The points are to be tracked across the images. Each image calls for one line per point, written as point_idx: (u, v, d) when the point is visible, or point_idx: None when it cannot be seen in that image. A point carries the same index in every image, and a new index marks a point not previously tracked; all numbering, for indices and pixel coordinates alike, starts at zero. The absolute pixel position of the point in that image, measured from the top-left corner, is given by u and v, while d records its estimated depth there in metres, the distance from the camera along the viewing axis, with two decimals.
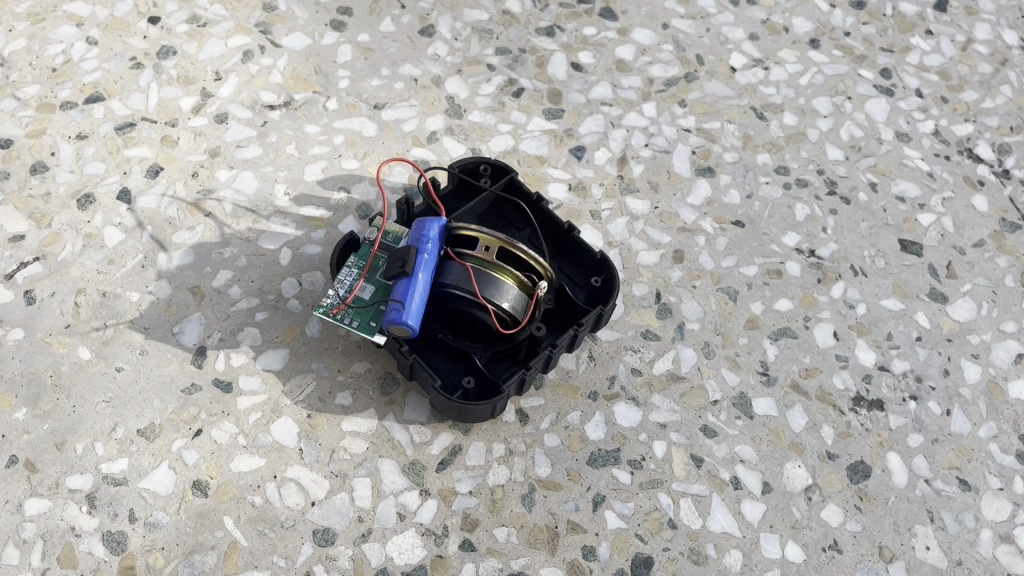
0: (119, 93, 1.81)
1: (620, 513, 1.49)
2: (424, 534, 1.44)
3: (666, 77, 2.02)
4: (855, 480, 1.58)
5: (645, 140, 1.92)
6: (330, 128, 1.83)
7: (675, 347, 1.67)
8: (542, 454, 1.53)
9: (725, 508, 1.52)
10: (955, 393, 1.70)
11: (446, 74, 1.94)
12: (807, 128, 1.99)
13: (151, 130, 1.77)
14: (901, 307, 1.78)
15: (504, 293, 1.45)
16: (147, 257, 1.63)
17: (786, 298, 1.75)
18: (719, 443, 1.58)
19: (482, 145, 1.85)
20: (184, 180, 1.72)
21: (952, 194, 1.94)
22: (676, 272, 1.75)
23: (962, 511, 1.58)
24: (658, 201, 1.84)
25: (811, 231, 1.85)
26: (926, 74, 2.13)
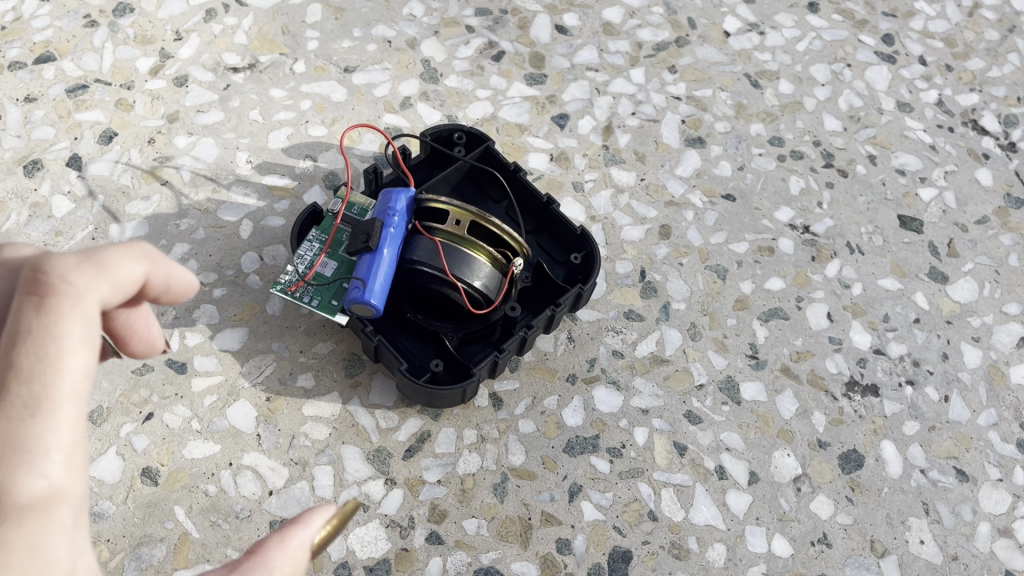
0: (72, 53, 1.70)
1: (597, 504, 1.41)
2: (389, 526, 1.36)
3: (656, 41, 1.91)
4: (847, 470, 1.50)
5: (632, 108, 1.81)
6: (297, 93, 1.72)
7: (660, 328, 1.57)
8: (516, 442, 1.45)
9: (709, 499, 1.44)
10: (953, 377, 1.61)
11: (421, 36, 1.83)
12: (803, 97, 1.89)
13: (104, 93, 1.66)
14: (899, 287, 1.69)
15: (476, 271, 1.35)
16: (98, 228, 1.53)
17: (778, 277, 1.66)
18: (705, 431, 1.49)
19: (458, 112, 1.75)
20: (140, 147, 1.62)
21: (955, 167, 1.84)
22: (662, 249, 1.66)
23: (959, 503, 1.50)
24: (644, 173, 1.74)
25: (806, 205, 1.75)
26: (930, 41, 2.02)
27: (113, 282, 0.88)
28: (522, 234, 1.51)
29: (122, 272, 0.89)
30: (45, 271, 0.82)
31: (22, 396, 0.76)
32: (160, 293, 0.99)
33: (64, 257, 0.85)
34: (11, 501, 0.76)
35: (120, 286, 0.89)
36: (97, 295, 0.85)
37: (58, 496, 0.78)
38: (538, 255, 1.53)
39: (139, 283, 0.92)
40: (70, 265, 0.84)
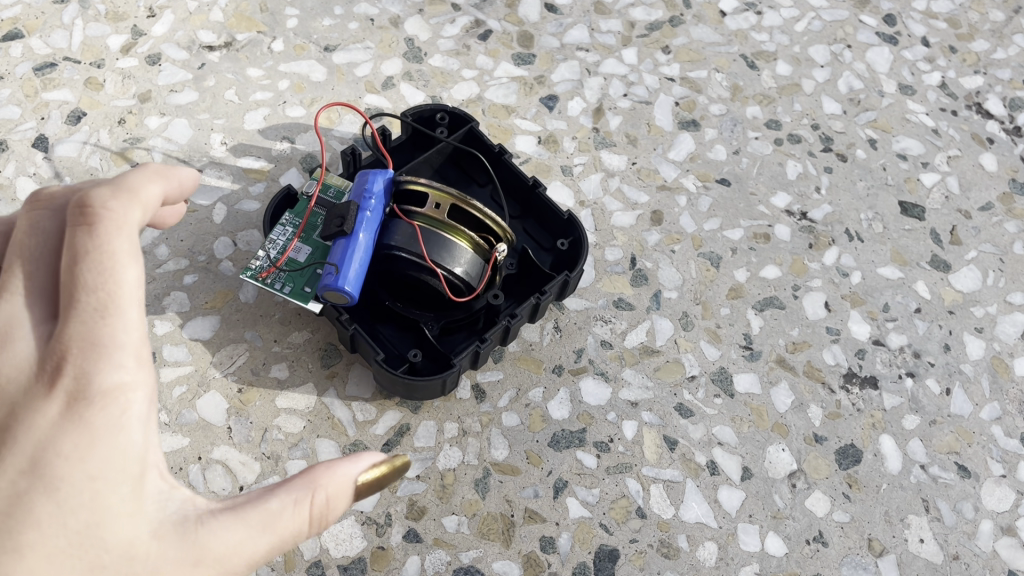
0: (40, 30, 1.64)
1: (583, 501, 1.35)
2: (364, 523, 1.30)
3: (649, 21, 1.84)
4: (844, 466, 1.44)
5: (624, 89, 1.75)
6: (275, 72, 1.66)
7: (650, 317, 1.51)
8: (499, 435, 1.38)
9: (700, 496, 1.38)
10: (955, 369, 1.55)
11: (405, 14, 1.77)
12: (802, 79, 1.82)
13: (74, 71, 1.60)
14: (899, 275, 1.62)
15: (457, 257, 1.28)
16: None
17: (773, 265, 1.60)
18: (696, 424, 1.43)
19: (442, 93, 1.68)
20: (109, 128, 1.55)
21: (959, 152, 1.77)
22: (653, 235, 1.59)
23: (960, 500, 1.44)
24: (636, 156, 1.67)
25: (804, 190, 1.69)
26: (933, 21, 1.95)
27: (145, 203, 0.88)
28: (507, 219, 1.45)
29: (150, 192, 0.89)
30: (87, 199, 0.84)
31: (91, 303, 0.80)
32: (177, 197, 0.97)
33: (101, 187, 0.85)
34: (90, 393, 0.79)
35: (149, 208, 0.89)
36: (136, 220, 0.86)
37: (127, 393, 0.81)
38: (523, 241, 1.47)
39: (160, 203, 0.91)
40: (112, 193, 0.85)
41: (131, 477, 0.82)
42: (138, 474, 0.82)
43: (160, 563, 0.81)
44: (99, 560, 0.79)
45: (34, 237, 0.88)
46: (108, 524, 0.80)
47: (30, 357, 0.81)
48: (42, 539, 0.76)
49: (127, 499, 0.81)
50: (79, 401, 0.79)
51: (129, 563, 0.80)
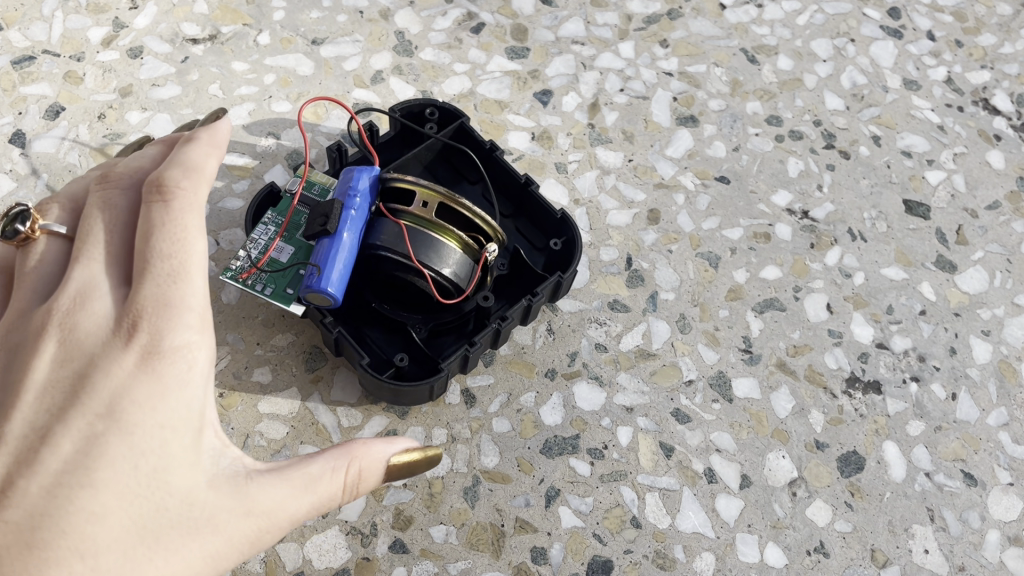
0: (19, 23, 1.59)
1: (576, 510, 1.30)
2: (349, 533, 1.25)
3: (646, 14, 1.79)
4: (846, 473, 1.39)
5: (621, 84, 1.70)
6: (261, 66, 1.61)
7: (646, 320, 1.47)
8: (490, 442, 1.34)
9: (697, 504, 1.33)
10: (961, 374, 1.50)
11: (396, 6, 1.72)
12: (803, 74, 1.77)
13: (53, 65, 1.55)
14: (904, 276, 1.57)
15: (445, 258, 1.24)
16: None
17: (774, 265, 1.55)
18: (693, 431, 1.39)
19: (433, 87, 1.64)
20: (89, 123, 1.51)
21: (965, 149, 1.72)
22: (650, 235, 1.54)
23: (966, 510, 1.39)
24: (632, 153, 1.62)
25: (805, 188, 1.64)
26: (939, 14, 1.89)
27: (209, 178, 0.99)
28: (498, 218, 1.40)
29: (211, 167, 1.00)
30: (163, 178, 0.96)
31: (164, 269, 0.90)
32: None
33: (172, 167, 0.97)
34: (162, 348, 0.88)
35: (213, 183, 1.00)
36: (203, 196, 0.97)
37: (193, 350, 0.89)
38: (515, 240, 1.43)
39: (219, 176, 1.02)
40: (182, 172, 0.97)
41: (193, 428, 0.89)
42: (198, 425, 0.90)
43: (216, 509, 0.89)
44: (164, 502, 0.86)
45: (113, 211, 1.01)
46: (171, 468, 0.87)
47: (108, 315, 0.90)
48: (115, 477, 0.83)
49: (189, 449, 0.89)
50: (152, 355, 0.87)
51: (189, 507, 0.88)
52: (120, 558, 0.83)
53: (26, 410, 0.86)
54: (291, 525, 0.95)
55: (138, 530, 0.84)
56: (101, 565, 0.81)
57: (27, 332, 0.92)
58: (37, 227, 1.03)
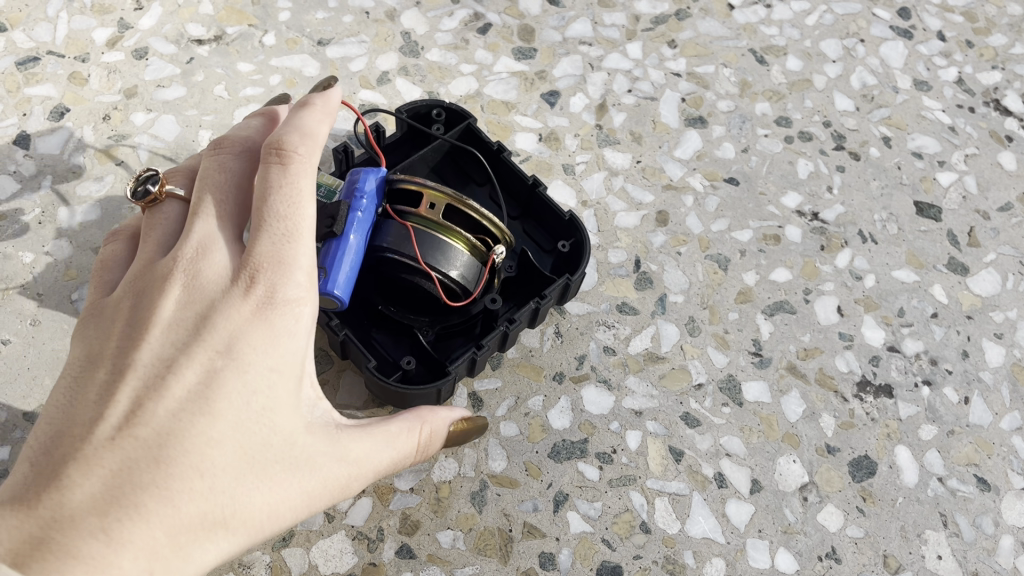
0: (23, 23, 1.58)
1: (585, 515, 1.29)
2: (355, 538, 1.24)
3: (654, 14, 1.78)
4: (858, 478, 1.37)
5: (628, 85, 1.68)
6: (266, 67, 1.60)
7: (655, 322, 1.45)
8: (497, 446, 1.32)
9: (707, 510, 1.32)
10: (974, 377, 1.49)
11: (402, 7, 1.71)
12: (813, 74, 1.75)
13: (57, 66, 1.54)
14: (915, 279, 1.56)
15: (453, 260, 1.23)
16: (45, 212, 1.41)
17: (784, 267, 1.53)
18: (703, 435, 1.37)
19: (440, 88, 1.62)
20: (94, 124, 1.50)
21: (977, 150, 1.70)
22: (659, 236, 1.53)
23: (979, 515, 1.38)
24: (640, 154, 1.61)
25: (815, 190, 1.62)
26: (950, 14, 1.87)
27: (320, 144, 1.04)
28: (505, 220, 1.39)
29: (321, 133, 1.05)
30: (281, 143, 1.00)
31: (280, 228, 0.95)
32: None
33: (290, 133, 1.02)
34: (276, 300, 0.93)
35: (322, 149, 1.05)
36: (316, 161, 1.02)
37: (300, 305, 0.94)
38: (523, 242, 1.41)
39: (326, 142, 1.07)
40: (299, 138, 1.01)
41: (295, 375, 0.94)
42: (299, 374, 0.95)
43: (314, 452, 0.94)
44: (271, 438, 0.91)
45: (227, 174, 1.04)
46: (277, 410, 0.92)
47: (225, 268, 0.95)
48: (230, 410, 0.89)
49: (292, 393, 0.94)
50: (267, 306, 0.93)
51: (291, 447, 0.92)
52: (232, 483, 0.87)
53: (151, 341, 0.91)
54: (372, 476, 1.01)
55: (248, 461, 0.89)
56: (217, 486, 0.86)
57: (150, 275, 0.97)
58: (161, 190, 1.05)
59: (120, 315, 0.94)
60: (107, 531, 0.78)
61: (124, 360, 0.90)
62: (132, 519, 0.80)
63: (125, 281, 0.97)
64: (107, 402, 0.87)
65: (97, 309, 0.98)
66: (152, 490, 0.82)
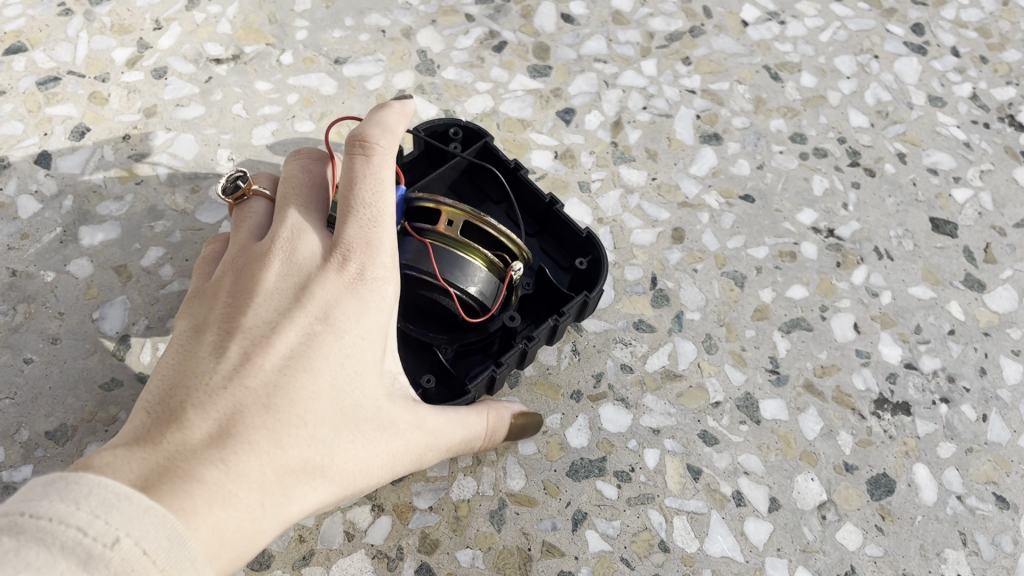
0: (44, 43, 1.60)
1: (603, 534, 1.29)
2: (375, 557, 1.24)
3: (669, 31, 1.78)
4: (876, 496, 1.37)
5: (643, 102, 1.69)
6: (284, 85, 1.61)
7: (672, 340, 1.46)
8: (516, 464, 1.33)
9: (726, 528, 1.32)
10: (992, 395, 1.48)
11: (418, 25, 1.72)
12: (827, 91, 1.76)
13: (77, 86, 1.56)
14: (932, 295, 1.56)
15: (471, 277, 1.23)
16: (67, 231, 1.42)
17: (800, 284, 1.53)
18: (720, 453, 1.37)
19: (456, 106, 1.63)
20: (114, 143, 1.51)
21: (992, 167, 1.70)
22: (675, 254, 1.53)
23: (999, 533, 1.37)
24: (656, 172, 1.61)
25: (830, 207, 1.62)
26: (963, 30, 1.87)
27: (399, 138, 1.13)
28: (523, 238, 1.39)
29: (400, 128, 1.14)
30: (365, 135, 1.09)
31: (366, 214, 1.05)
32: None
33: (372, 126, 1.10)
34: (365, 277, 1.03)
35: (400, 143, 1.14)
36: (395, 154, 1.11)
37: (385, 283, 1.05)
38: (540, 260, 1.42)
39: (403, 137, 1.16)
40: (381, 132, 1.10)
41: (379, 347, 1.04)
42: (383, 346, 1.05)
43: (396, 418, 1.05)
44: (361, 400, 1.01)
45: (310, 174, 1.16)
46: (365, 374, 1.01)
47: (316, 249, 1.05)
48: (328, 370, 0.98)
49: (378, 362, 1.04)
50: (357, 282, 1.03)
51: (377, 410, 1.02)
52: (329, 435, 0.96)
53: (254, 309, 1.00)
54: (440, 446, 1.13)
55: (343, 416, 0.98)
56: (317, 436, 0.95)
57: (248, 255, 1.07)
58: (250, 187, 1.19)
59: (222, 290, 1.04)
60: (226, 461, 0.86)
61: (230, 325, 0.99)
62: (247, 454, 0.88)
63: (223, 263, 1.08)
64: (217, 358, 0.95)
65: (196, 291, 1.08)
66: (260, 433, 0.90)
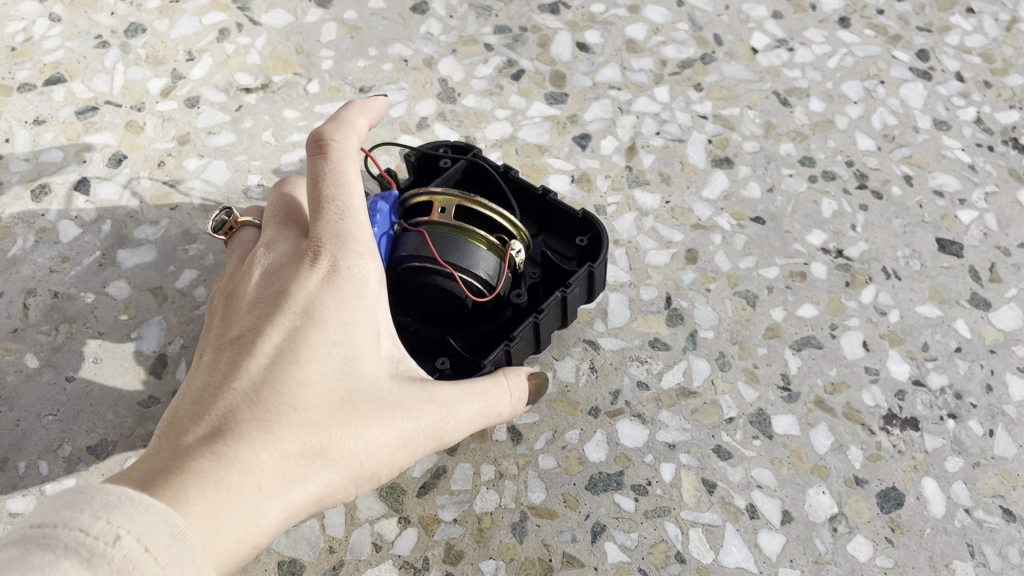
0: (82, 74, 1.67)
1: (621, 545, 1.33)
2: (402, 567, 1.30)
3: (680, 59, 1.84)
4: (886, 509, 1.41)
5: (657, 127, 1.75)
6: (311, 113, 1.68)
7: (687, 357, 1.51)
8: (536, 478, 1.38)
9: (740, 540, 1.36)
10: (998, 411, 1.52)
11: (439, 55, 1.79)
12: (835, 115, 1.81)
13: (114, 115, 1.63)
14: (938, 314, 1.60)
15: (472, 257, 1.28)
16: (105, 254, 1.49)
17: (810, 303, 1.58)
18: (734, 467, 1.42)
19: (476, 132, 1.69)
20: (149, 170, 1.58)
21: (996, 188, 1.75)
22: (688, 274, 1.59)
23: (1006, 545, 1.41)
24: (669, 195, 1.67)
25: (839, 228, 1.67)
26: (967, 56, 1.92)
27: (358, 132, 1.23)
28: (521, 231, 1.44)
29: (360, 124, 1.24)
30: (321, 136, 1.19)
31: (334, 209, 1.14)
32: None
33: (328, 126, 1.20)
34: (339, 269, 1.11)
35: (361, 136, 1.24)
36: (355, 148, 1.20)
37: (362, 271, 1.12)
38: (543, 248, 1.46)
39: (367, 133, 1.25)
40: (335, 129, 1.20)
41: (370, 332, 1.10)
42: (374, 331, 1.11)
43: (404, 396, 1.09)
44: (357, 383, 1.06)
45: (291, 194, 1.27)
46: (357, 358, 1.07)
47: (299, 253, 1.14)
48: (315, 360, 1.05)
49: (370, 345, 1.10)
50: (334, 274, 1.11)
51: (379, 390, 1.08)
52: (326, 418, 1.02)
53: (247, 320, 1.09)
54: (464, 424, 1.15)
55: (339, 401, 1.04)
56: (312, 420, 1.01)
57: (237, 276, 1.18)
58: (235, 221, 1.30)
59: (222, 309, 1.14)
60: (218, 454, 0.93)
61: (225, 337, 1.09)
62: (241, 444, 0.95)
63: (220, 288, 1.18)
64: (215, 368, 1.04)
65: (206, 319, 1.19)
66: (253, 427, 0.97)
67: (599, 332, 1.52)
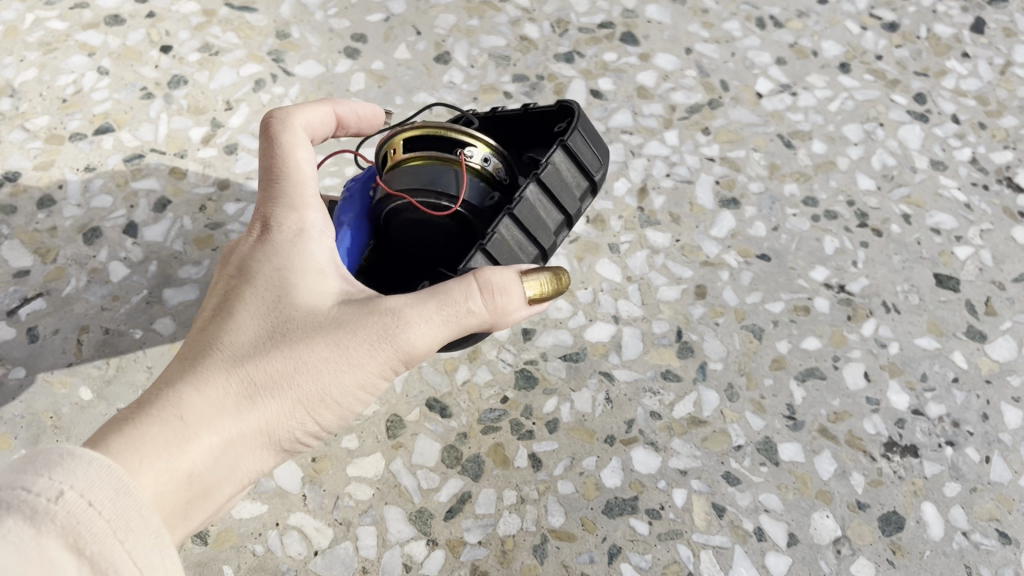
0: (129, 124, 1.79)
1: (636, 566, 1.42)
2: None
3: (689, 104, 1.94)
4: (888, 532, 1.49)
5: (667, 169, 1.85)
6: None
7: (697, 388, 1.60)
8: (556, 503, 1.47)
9: (748, 561, 1.45)
10: (994, 439, 1.60)
11: (461, 102, 1.90)
12: (837, 157, 1.91)
13: (159, 162, 1.74)
14: (937, 346, 1.69)
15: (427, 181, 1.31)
16: (152, 292, 1.59)
17: (814, 336, 1.67)
18: (743, 492, 1.50)
19: None
20: (192, 214, 1.69)
21: (991, 226, 1.84)
22: (698, 309, 1.68)
23: (1002, 566, 1.48)
24: (679, 234, 1.77)
25: (841, 265, 1.77)
26: (963, 99, 2.02)
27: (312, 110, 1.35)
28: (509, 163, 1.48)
29: (320, 106, 1.37)
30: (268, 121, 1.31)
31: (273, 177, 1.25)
32: (351, 116, 1.43)
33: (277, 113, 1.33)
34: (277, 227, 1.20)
35: (317, 112, 1.35)
36: (302, 118, 1.31)
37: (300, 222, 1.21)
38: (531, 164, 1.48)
39: (326, 110, 1.37)
40: (281, 111, 1.33)
41: (309, 274, 1.18)
42: (316, 272, 1.18)
43: (342, 317, 1.14)
44: (290, 317, 1.14)
45: None
46: (292, 299, 1.15)
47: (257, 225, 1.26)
48: (248, 309, 1.15)
49: (309, 284, 1.17)
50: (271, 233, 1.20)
51: (316, 319, 1.14)
52: (254, 354, 1.11)
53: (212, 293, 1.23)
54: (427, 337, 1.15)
55: (270, 337, 1.13)
56: (241, 358, 1.11)
57: None
58: None
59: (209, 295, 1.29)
60: (145, 399, 1.06)
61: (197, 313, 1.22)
62: (170, 388, 1.07)
63: None
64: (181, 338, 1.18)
65: None
66: (184, 374, 1.09)
67: (614, 365, 1.62)
